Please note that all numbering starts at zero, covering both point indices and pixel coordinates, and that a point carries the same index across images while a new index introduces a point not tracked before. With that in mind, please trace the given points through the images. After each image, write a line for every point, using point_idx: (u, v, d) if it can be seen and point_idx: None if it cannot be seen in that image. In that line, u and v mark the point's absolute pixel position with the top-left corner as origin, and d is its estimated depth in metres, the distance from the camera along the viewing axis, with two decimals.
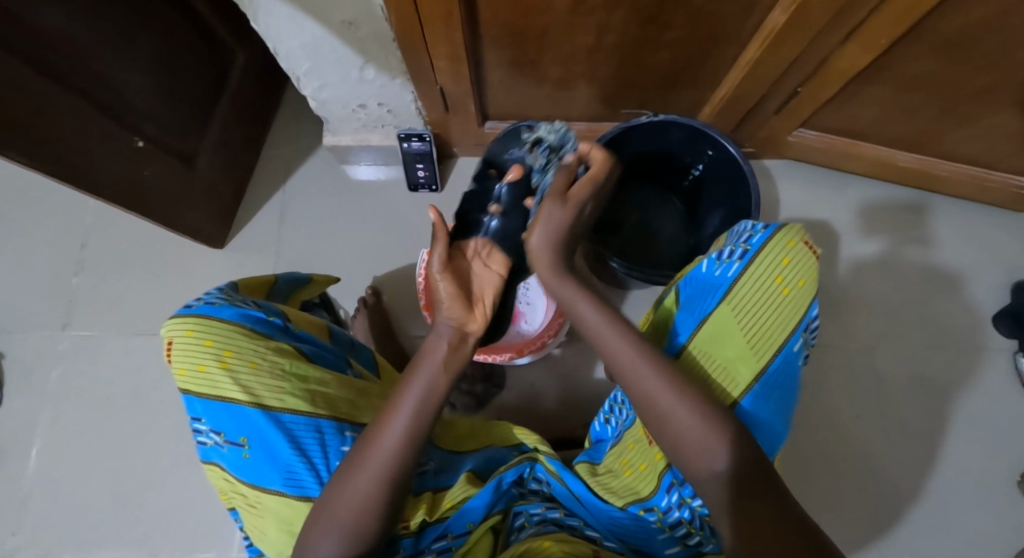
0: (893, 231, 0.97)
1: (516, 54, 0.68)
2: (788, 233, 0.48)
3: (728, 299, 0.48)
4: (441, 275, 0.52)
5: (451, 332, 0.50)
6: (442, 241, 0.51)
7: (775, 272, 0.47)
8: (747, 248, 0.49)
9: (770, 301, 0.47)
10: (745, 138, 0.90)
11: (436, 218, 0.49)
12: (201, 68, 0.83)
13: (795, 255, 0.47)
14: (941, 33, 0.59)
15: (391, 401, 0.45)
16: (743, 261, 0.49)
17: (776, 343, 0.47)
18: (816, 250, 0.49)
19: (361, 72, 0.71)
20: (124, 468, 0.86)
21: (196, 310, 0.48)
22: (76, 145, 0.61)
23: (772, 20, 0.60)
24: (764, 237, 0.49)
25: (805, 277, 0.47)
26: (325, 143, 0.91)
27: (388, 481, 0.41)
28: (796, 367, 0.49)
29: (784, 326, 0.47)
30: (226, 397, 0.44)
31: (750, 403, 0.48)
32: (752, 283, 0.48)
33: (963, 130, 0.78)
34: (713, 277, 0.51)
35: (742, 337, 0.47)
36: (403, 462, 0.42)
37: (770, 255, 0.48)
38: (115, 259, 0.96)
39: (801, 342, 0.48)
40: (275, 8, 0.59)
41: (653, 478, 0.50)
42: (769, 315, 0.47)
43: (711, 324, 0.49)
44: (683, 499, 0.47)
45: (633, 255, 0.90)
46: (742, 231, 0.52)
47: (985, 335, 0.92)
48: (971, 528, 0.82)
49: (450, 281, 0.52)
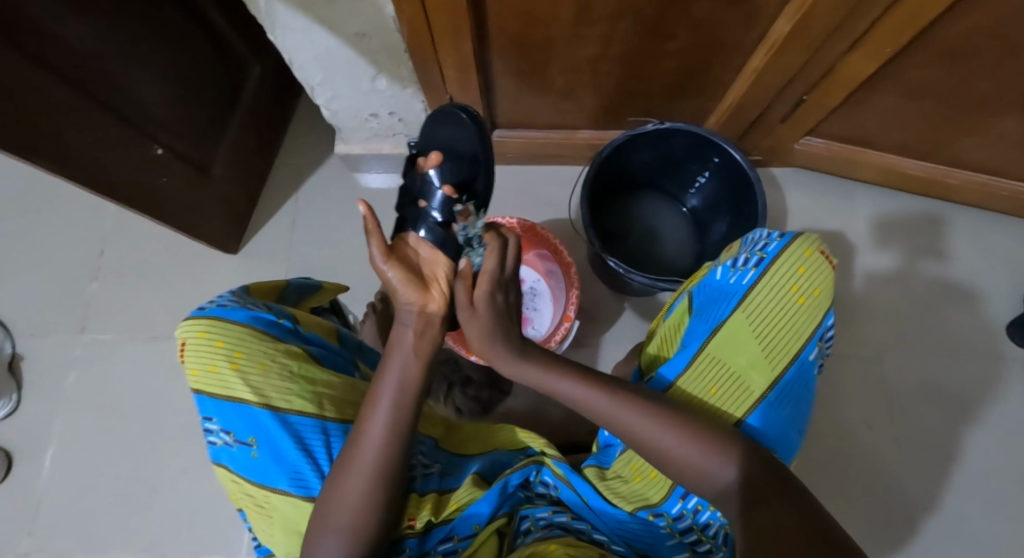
0: (900, 239, 0.97)
1: (523, 64, 0.69)
2: (805, 242, 0.48)
3: (743, 307, 0.48)
4: (386, 266, 0.42)
5: (416, 316, 0.44)
6: (376, 233, 0.40)
7: (791, 281, 0.48)
8: (763, 256, 0.49)
9: (785, 309, 0.48)
10: (750, 147, 0.91)
11: (366, 213, 0.39)
12: (217, 78, 0.84)
13: (811, 264, 0.48)
14: (946, 42, 0.60)
15: (371, 393, 0.43)
16: (760, 268, 0.49)
17: (791, 352, 0.48)
18: (831, 259, 0.49)
19: (373, 82, 0.72)
20: (135, 471, 0.87)
21: (208, 311, 0.49)
22: (97, 154, 0.63)
23: (777, 30, 0.61)
24: (780, 246, 0.49)
25: (820, 286, 0.48)
26: (337, 151, 0.92)
27: (380, 477, 0.41)
28: (810, 376, 0.50)
29: (799, 334, 0.48)
30: (236, 397, 0.44)
31: (764, 411, 0.48)
32: (767, 291, 0.48)
33: (970, 139, 0.78)
34: (727, 284, 0.51)
35: (757, 345, 0.48)
36: (393, 457, 0.42)
37: (786, 263, 0.48)
38: (129, 265, 0.97)
39: (815, 351, 0.49)
40: (291, 21, 0.60)
41: (664, 487, 0.50)
42: (784, 323, 0.48)
43: (725, 330, 0.49)
44: (698, 506, 0.48)
45: (640, 262, 0.90)
46: (756, 238, 0.52)
47: (994, 343, 0.92)
48: (981, 538, 0.82)
49: (398, 267, 0.42)
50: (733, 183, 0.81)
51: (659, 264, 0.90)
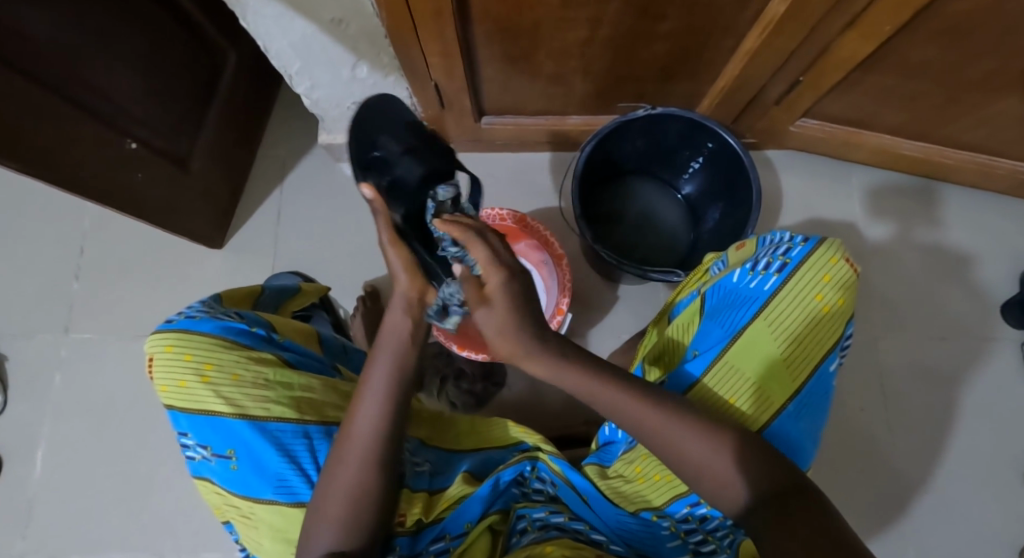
0: (896, 218, 0.96)
1: (509, 49, 0.66)
2: (830, 249, 0.46)
3: (764, 313, 0.46)
4: (392, 249, 0.47)
5: (411, 302, 0.46)
6: (383, 218, 0.47)
7: (815, 289, 0.46)
8: (786, 262, 0.47)
9: (809, 319, 0.46)
10: (743, 129, 0.89)
11: (370, 192, 0.47)
12: (191, 66, 0.81)
13: (836, 272, 0.46)
14: (945, 20, 0.57)
15: (359, 385, 0.43)
16: (782, 274, 0.47)
17: (813, 363, 0.47)
18: (855, 266, 0.47)
19: (354, 70, 0.70)
20: (127, 471, 0.86)
21: (176, 324, 0.48)
22: (66, 151, 0.60)
23: (772, 10, 0.58)
24: (805, 251, 0.46)
25: (843, 295, 0.46)
26: (321, 141, 0.89)
27: (371, 468, 0.41)
28: (829, 386, 0.49)
29: (822, 346, 0.47)
30: (209, 410, 0.44)
31: (783, 422, 0.47)
32: (790, 298, 0.46)
33: (970, 117, 0.76)
34: (747, 289, 0.49)
35: (778, 355, 0.46)
36: (382, 450, 0.41)
37: (810, 271, 0.46)
38: (114, 262, 0.95)
39: (837, 361, 0.48)
40: (263, 7, 0.57)
41: (670, 492, 0.49)
42: (807, 333, 0.46)
43: (745, 337, 0.47)
44: (708, 514, 0.47)
45: (633, 249, 0.88)
46: (778, 242, 0.49)
47: (989, 324, 0.91)
48: (972, 516, 0.83)
49: (401, 251, 0.47)
50: (728, 168, 0.79)
51: (653, 252, 0.88)
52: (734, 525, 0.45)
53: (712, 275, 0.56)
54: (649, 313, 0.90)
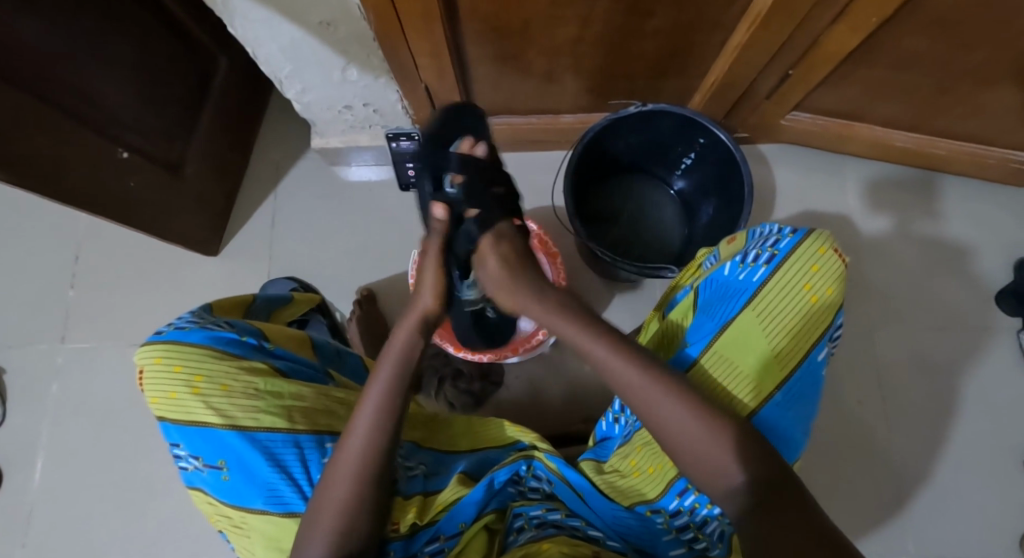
0: (891, 210, 0.96)
1: (499, 48, 0.66)
2: (818, 240, 0.46)
3: (753, 304, 0.46)
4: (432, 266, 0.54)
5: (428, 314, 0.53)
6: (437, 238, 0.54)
7: (804, 279, 0.46)
8: (775, 253, 0.47)
9: (797, 309, 0.46)
10: (735, 124, 0.89)
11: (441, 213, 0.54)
12: (183, 71, 0.81)
13: (825, 262, 0.46)
14: (933, 11, 0.57)
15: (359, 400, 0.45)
16: (771, 265, 0.47)
17: (802, 352, 0.46)
18: (844, 257, 0.47)
19: (344, 73, 0.70)
20: (125, 478, 0.86)
21: (165, 335, 0.48)
22: (58, 159, 0.60)
23: (759, 4, 0.58)
24: (793, 242, 0.47)
25: (833, 285, 0.46)
26: (314, 145, 0.89)
27: (364, 476, 0.41)
28: (819, 377, 0.48)
29: (810, 335, 0.46)
30: (199, 421, 0.44)
31: (771, 412, 0.46)
32: (779, 288, 0.46)
33: (962, 107, 0.76)
34: (736, 281, 0.49)
35: (767, 344, 0.46)
36: (378, 462, 0.42)
37: (798, 262, 0.46)
38: (110, 270, 0.95)
39: (826, 350, 0.48)
40: (251, 11, 0.57)
41: (662, 483, 0.48)
42: (795, 323, 0.46)
43: (734, 327, 0.47)
44: (696, 503, 0.46)
45: (627, 246, 0.88)
46: (767, 234, 0.50)
47: (985, 314, 0.91)
48: (971, 506, 0.83)
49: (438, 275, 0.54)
50: (719, 162, 0.79)
51: (647, 249, 0.88)
52: (722, 515, 0.45)
53: (704, 269, 0.56)
54: (645, 310, 0.90)
